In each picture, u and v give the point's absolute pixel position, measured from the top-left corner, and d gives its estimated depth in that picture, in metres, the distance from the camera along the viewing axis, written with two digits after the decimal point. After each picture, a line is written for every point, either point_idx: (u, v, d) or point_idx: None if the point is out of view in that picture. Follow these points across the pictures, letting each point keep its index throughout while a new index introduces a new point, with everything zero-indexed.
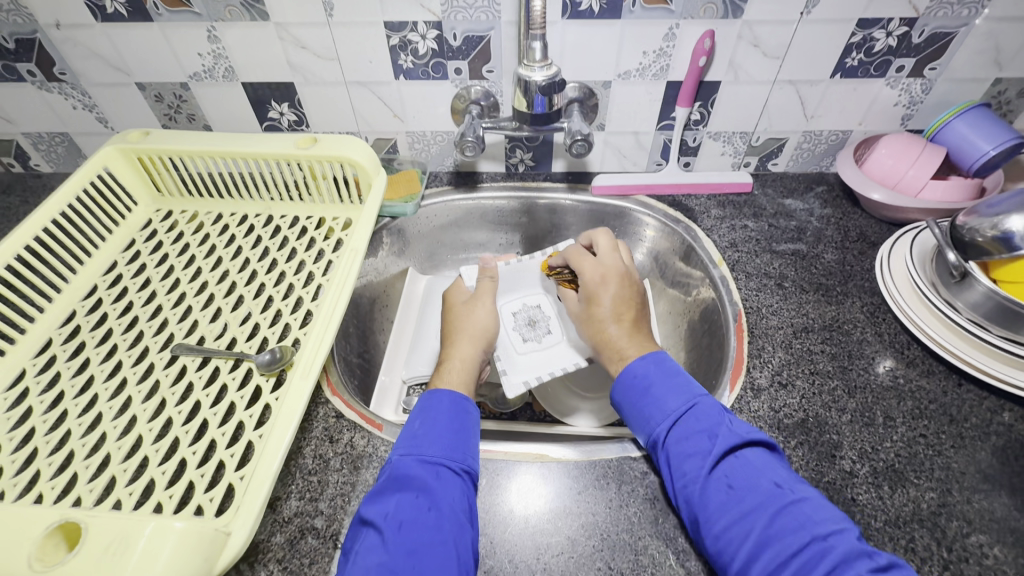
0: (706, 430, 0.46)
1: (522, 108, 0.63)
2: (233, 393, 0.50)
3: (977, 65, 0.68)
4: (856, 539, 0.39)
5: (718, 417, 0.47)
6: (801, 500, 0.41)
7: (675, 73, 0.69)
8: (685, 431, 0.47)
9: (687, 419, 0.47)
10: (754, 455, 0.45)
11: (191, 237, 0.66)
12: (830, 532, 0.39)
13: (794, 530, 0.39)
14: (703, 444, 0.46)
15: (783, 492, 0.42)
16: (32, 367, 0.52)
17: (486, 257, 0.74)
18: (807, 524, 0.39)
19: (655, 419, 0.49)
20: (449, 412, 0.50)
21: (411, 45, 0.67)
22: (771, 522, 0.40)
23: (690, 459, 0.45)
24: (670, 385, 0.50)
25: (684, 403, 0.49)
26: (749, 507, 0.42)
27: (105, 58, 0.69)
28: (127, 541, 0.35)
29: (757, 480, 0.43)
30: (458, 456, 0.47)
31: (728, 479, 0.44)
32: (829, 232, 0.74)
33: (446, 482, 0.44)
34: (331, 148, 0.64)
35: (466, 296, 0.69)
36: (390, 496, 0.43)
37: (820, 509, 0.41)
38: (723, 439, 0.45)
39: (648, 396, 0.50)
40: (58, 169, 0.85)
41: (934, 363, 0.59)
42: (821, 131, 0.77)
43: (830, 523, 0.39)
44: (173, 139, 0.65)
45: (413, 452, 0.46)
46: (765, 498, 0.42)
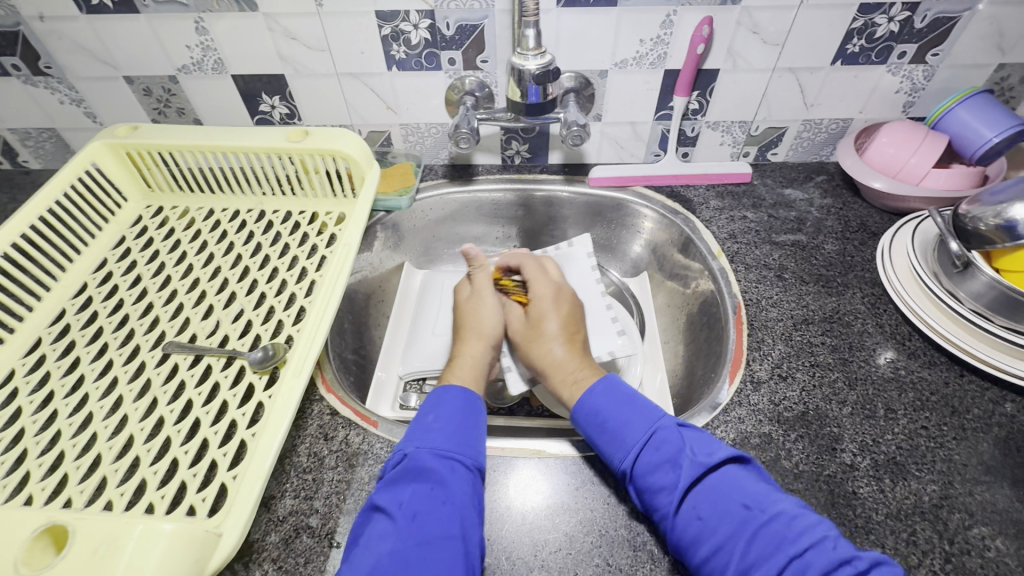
0: (669, 461, 0.45)
1: (516, 98, 0.62)
2: (225, 391, 0.50)
3: (981, 50, 0.67)
4: (832, 548, 0.38)
5: (679, 444, 0.46)
6: (771, 518, 0.40)
7: (672, 62, 0.68)
8: (648, 464, 0.46)
9: (647, 452, 0.46)
10: (721, 477, 0.44)
11: (182, 233, 0.65)
12: (806, 548, 0.38)
13: (772, 552, 0.39)
14: (667, 479, 0.44)
15: (752, 514, 0.41)
16: (22, 367, 0.51)
17: (468, 246, 0.69)
18: (783, 544, 0.39)
19: (618, 454, 0.48)
20: (464, 408, 0.50)
21: (403, 35, 0.65)
22: (748, 549, 0.40)
23: (660, 493, 0.44)
24: (626, 414, 0.50)
25: (644, 434, 0.48)
26: (722, 535, 0.41)
27: (91, 51, 0.68)
28: (116, 543, 0.34)
29: (725, 505, 0.42)
30: (472, 452, 0.46)
31: (698, 510, 0.42)
32: (830, 222, 0.73)
33: (460, 476, 0.44)
34: (323, 141, 0.63)
35: (469, 293, 0.68)
36: (405, 487, 0.42)
37: (793, 524, 0.40)
38: (687, 469, 0.44)
39: (606, 431, 0.49)
40: (47, 165, 0.84)
41: (935, 355, 0.58)
42: (821, 120, 0.76)
43: (808, 534, 0.39)
44: (163, 133, 0.64)
45: (426, 444, 0.45)
46: (738, 522, 0.41)
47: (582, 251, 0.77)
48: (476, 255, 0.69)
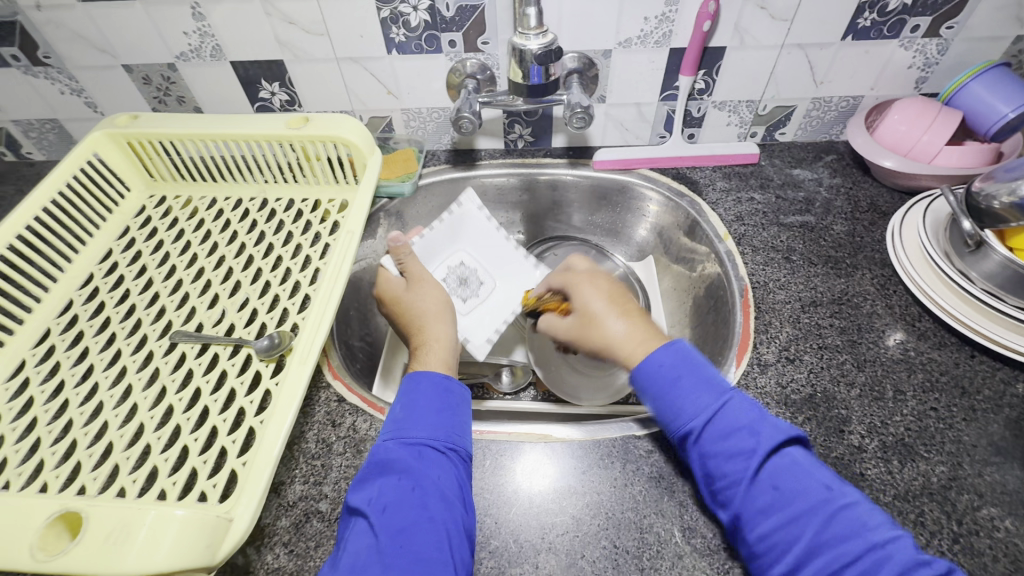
0: (747, 427, 0.43)
1: (518, 79, 0.60)
2: (233, 378, 0.50)
3: (996, 23, 0.65)
4: (911, 546, 0.37)
5: (757, 413, 0.44)
6: (850, 504, 0.39)
7: (678, 40, 0.67)
8: (723, 428, 0.44)
9: (724, 416, 0.44)
10: (801, 455, 0.43)
11: (185, 223, 0.65)
12: (886, 539, 0.37)
13: (849, 537, 0.38)
14: (746, 444, 0.42)
15: (833, 495, 0.40)
16: (32, 357, 0.52)
17: (394, 233, 0.63)
18: (863, 531, 0.38)
19: (686, 412, 0.45)
20: (428, 393, 0.49)
21: (402, 17, 0.64)
22: (823, 529, 0.38)
23: (733, 459, 0.42)
24: (698, 380, 0.46)
25: (717, 399, 0.45)
26: (798, 510, 0.40)
27: (89, 39, 0.67)
28: (128, 530, 0.35)
29: (805, 482, 0.41)
30: (443, 435, 0.46)
31: (774, 482, 0.41)
32: (839, 203, 0.72)
33: (430, 461, 0.44)
34: (324, 127, 0.62)
35: (404, 283, 0.64)
36: (373, 482, 0.42)
37: (871, 513, 0.39)
38: (766, 436, 0.43)
39: (676, 388, 0.46)
40: (50, 157, 0.84)
41: (945, 335, 0.57)
42: (830, 98, 0.74)
43: (886, 529, 0.38)
44: (163, 122, 0.64)
45: (395, 435, 0.45)
46: (816, 501, 0.40)
47: (473, 206, 0.74)
48: (403, 242, 0.63)
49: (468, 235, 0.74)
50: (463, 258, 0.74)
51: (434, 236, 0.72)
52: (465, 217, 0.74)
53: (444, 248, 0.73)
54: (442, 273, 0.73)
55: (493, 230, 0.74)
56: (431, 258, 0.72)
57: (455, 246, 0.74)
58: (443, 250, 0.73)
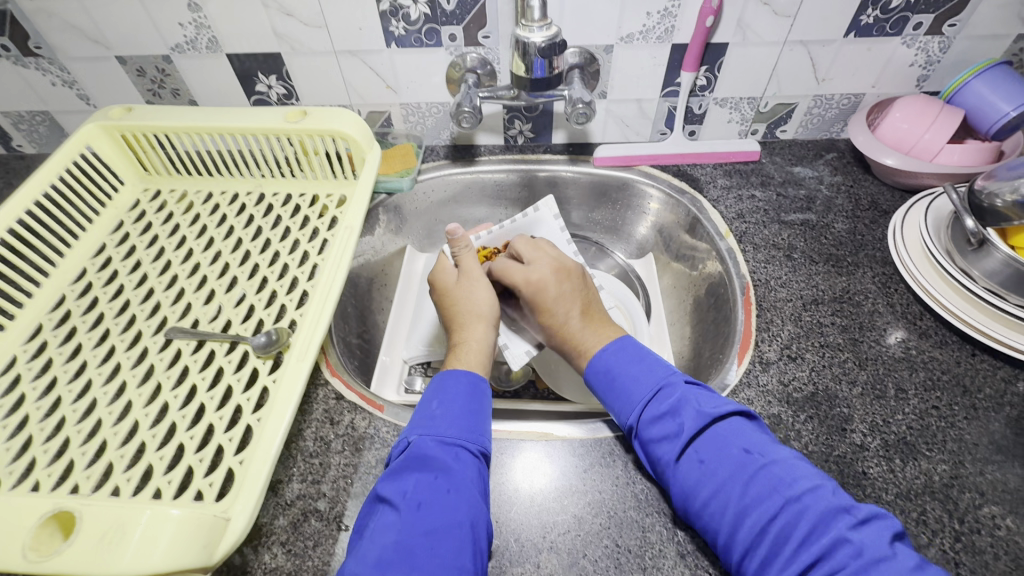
0: (671, 410, 0.45)
1: (521, 73, 0.60)
2: (230, 375, 0.49)
3: (999, 21, 0.64)
4: (830, 494, 0.38)
5: (685, 393, 0.46)
6: (771, 463, 0.40)
7: (680, 35, 0.66)
8: (652, 415, 0.45)
9: (653, 403, 0.46)
10: (725, 426, 0.43)
11: (180, 217, 0.64)
12: (804, 492, 0.38)
13: (769, 495, 0.39)
14: (670, 427, 0.44)
15: (752, 458, 0.41)
16: (24, 353, 0.51)
17: (453, 226, 0.62)
18: (780, 488, 0.39)
19: (626, 407, 0.47)
20: (466, 393, 0.48)
21: (402, 10, 0.63)
22: (746, 492, 0.39)
23: (661, 443, 0.44)
24: (634, 371, 0.49)
25: (651, 388, 0.47)
26: (722, 478, 0.41)
27: (82, 30, 0.66)
28: (124, 529, 0.35)
29: (724, 449, 0.42)
30: (476, 437, 0.45)
31: (699, 455, 0.42)
32: (840, 201, 0.72)
33: (465, 463, 0.43)
34: (322, 121, 0.61)
35: (457, 275, 0.63)
36: (409, 476, 0.41)
37: (792, 469, 0.40)
38: (691, 417, 0.44)
39: (615, 385, 0.49)
40: (42, 150, 0.83)
41: (947, 334, 0.57)
42: (832, 95, 0.74)
43: (805, 481, 0.39)
44: (158, 115, 0.63)
45: (430, 432, 0.45)
46: (736, 468, 0.41)
47: (549, 214, 0.70)
48: (462, 235, 0.63)
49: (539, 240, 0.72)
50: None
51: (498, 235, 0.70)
52: (540, 221, 0.71)
53: None
54: None
55: (564, 243, 0.69)
56: None
57: None
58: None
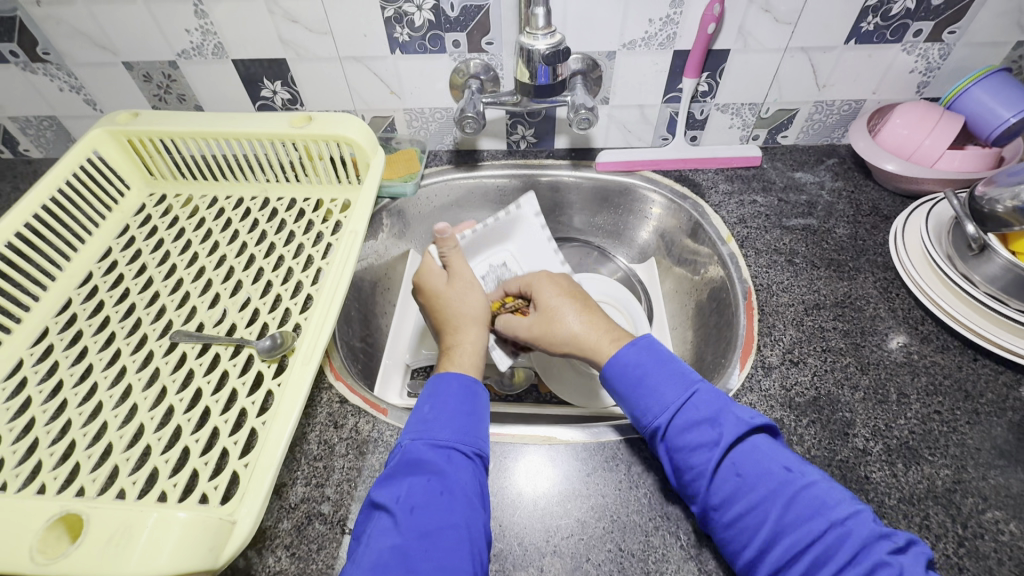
0: (709, 419, 0.44)
1: (524, 79, 0.60)
2: (234, 379, 0.49)
3: (998, 28, 0.65)
4: (870, 520, 0.38)
5: (720, 404, 0.45)
6: (811, 484, 0.40)
7: (682, 42, 0.67)
8: (687, 421, 0.45)
9: (688, 410, 0.45)
10: (764, 441, 0.43)
11: (185, 221, 0.64)
12: (847, 516, 0.38)
13: (811, 516, 0.39)
14: (709, 435, 0.44)
15: (793, 477, 0.41)
16: (30, 356, 0.51)
17: (440, 226, 0.64)
18: (822, 510, 0.39)
19: (653, 410, 0.46)
20: (458, 395, 0.48)
21: (406, 17, 0.64)
22: (784, 512, 0.39)
23: (696, 452, 0.43)
24: (662, 373, 0.48)
25: (682, 394, 0.46)
26: (759, 496, 0.41)
27: (90, 36, 0.66)
28: (131, 531, 0.35)
29: (765, 466, 0.42)
30: (470, 439, 0.45)
31: (736, 467, 0.42)
32: (841, 206, 0.72)
33: (458, 465, 0.43)
34: (326, 127, 0.61)
35: (446, 279, 0.63)
36: (402, 480, 0.42)
37: (831, 491, 0.40)
38: (730, 428, 0.44)
39: (642, 386, 0.48)
40: (48, 154, 0.83)
41: (948, 339, 0.57)
42: (833, 101, 0.74)
43: (844, 505, 0.39)
44: (164, 120, 0.63)
45: (423, 435, 0.45)
46: (776, 486, 0.41)
47: (531, 212, 0.73)
48: (450, 235, 0.64)
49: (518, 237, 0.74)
50: (507, 258, 0.74)
51: (481, 234, 0.72)
52: (520, 220, 0.73)
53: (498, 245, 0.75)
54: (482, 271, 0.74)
55: (545, 241, 0.73)
56: (480, 251, 0.74)
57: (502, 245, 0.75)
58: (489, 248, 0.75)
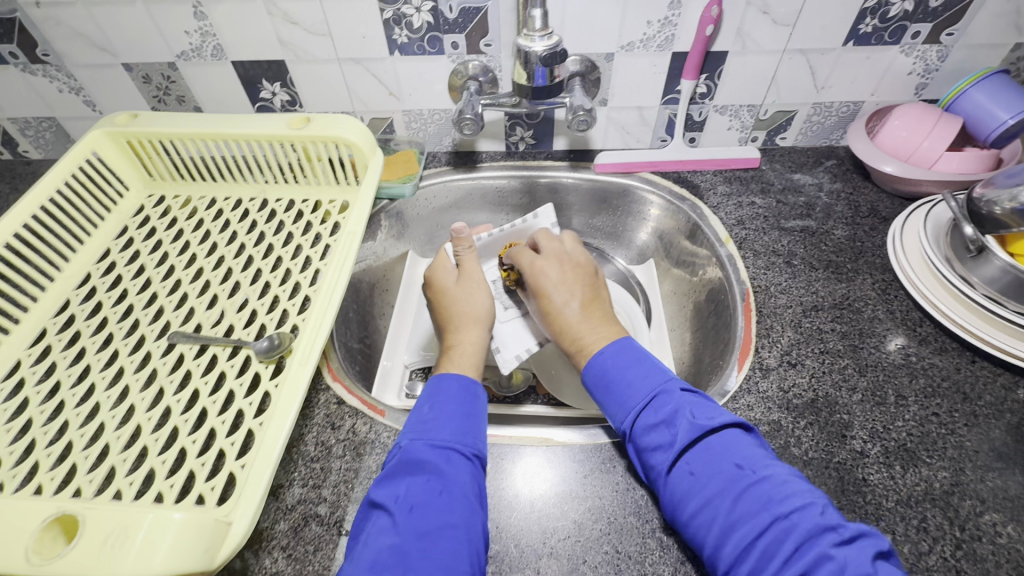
0: (666, 420, 0.45)
1: (522, 81, 0.60)
2: (232, 380, 0.49)
3: (997, 30, 0.65)
4: (818, 513, 0.37)
5: (678, 403, 0.45)
6: (762, 480, 0.40)
7: (680, 44, 0.67)
8: (647, 423, 0.45)
9: (648, 412, 0.46)
10: (718, 439, 0.43)
11: (184, 223, 0.65)
12: (793, 510, 0.37)
13: (758, 511, 0.38)
14: (665, 437, 0.44)
15: (744, 474, 0.40)
16: (28, 357, 0.51)
17: (458, 225, 0.66)
18: (769, 504, 0.38)
19: (620, 413, 0.47)
20: (458, 397, 0.48)
21: (405, 18, 0.64)
22: (734, 506, 0.39)
23: (656, 452, 0.44)
24: (629, 376, 0.49)
25: (646, 395, 0.47)
26: (711, 492, 0.40)
27: (90, 38, 0.67)
28: (127, 532, 0.35)
29: (717, 464, 0.42)
30: (468, 440, 0.45)
31: (690, 466, 0.42)
32: (840, 208, 0.72)
33: (457, 466, 0.43)
34: (324, 128, 0.62)
35: (456, 277, 0.63)
36: (400, 480, 0.42)
37: (783, 486, 0.39)
38: (685, 428, 0.43)
39: (610, 389, 0.49)
40: (48, 155, 0.83)
41: (947, 341, 0.57)
42: (832, 103, 0.74)
43: (795, 499, 0.38)
44: (162, 121, 0.63)
45: (422, 436, 0.45)
46: (727, 483, 0.40)
47: (547, 222, 0.72)
48: (466, 234, 0.65)
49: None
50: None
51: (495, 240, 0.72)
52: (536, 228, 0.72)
53: None
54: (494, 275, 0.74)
55: None
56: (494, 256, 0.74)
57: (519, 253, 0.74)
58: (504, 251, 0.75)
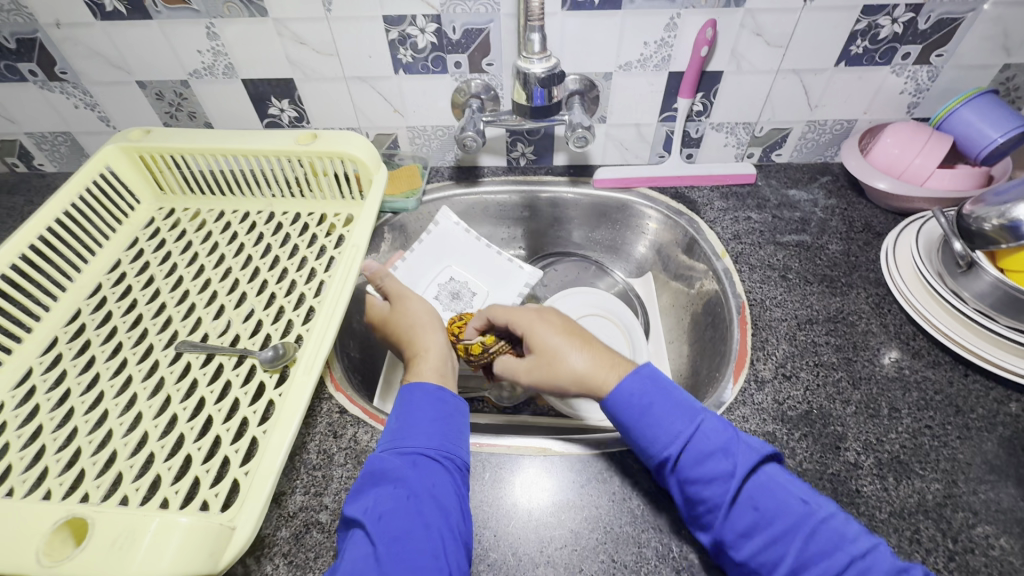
0: (721, 449, 0.44)
1: (522, 101, 0.62)
2: (237, 389, 0.51)
3: (985, 51, 0.67)
4: (890, 554, 0.39)
5: (729, 433, 0.46)
6: (828, 518, 0.41)
7: (676, 64, 0.69)
8: (699, 452, 0.44)
9: (698, 440, 0.45)
10: (774, 471, 0.44)
11: (193, 235, 0.66)
12: (865, 550, 0.39)
13: (831, 551, 0.39)
14: (723, 467, 0.43)
15: (811, 509, 0.41)
16: (39, 365, 0.53)
17: (366, 261, 0.66)
18: (842, 544, 0.39)
19: (661, 441, 0.46)
20: (423, 404, 0.49)
21: (410, 39, 0.66)
22: (806, 545, 0.40)
23: (711, 484, 0.43)
24: (667, 405, 0.47)
25: (690, 424, 0.46)
26: (778, 530, 0.41)
27: (105, 56, 0.69)
28: (132, 536, 0.36)
29: (782, 501, 0.42)
30: (436, 445, 0.46)
31: (754, 501, 0.42)
32: (834, 223, 0.73)
33: (422, 470, 0.44)
34: (330, 144, 0.63)
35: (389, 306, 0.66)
36: (368, 492, 0.42)
37: (848, 524, 0.41)
38: (743, 457, 0.44)
39: (648, 416, 0.47)
40: (61, 168, 0.86)
41: (940, 355, 0.58)
42: (825, 121, 0.76)
43: (862, 540, 0.40)
44: (175, 137, 0.65)
45: (390, 446, 0.46)
46: (797, 519, 0.41)
47: (451, 223, 0.79)
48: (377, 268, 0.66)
49: (452, 249, 0.79)
50: (450, 271, 0.78)
51: (414, 260, 0.77)
52: (446, 233, 0.79)
53: (436, 262, 0.78)
54: (433, 291, 0.77)
55: (476, 242, 0.79)
56: (419, 277, 0.76)
57: (441, 263, 0.78)
58: (430, 269, 0.77)
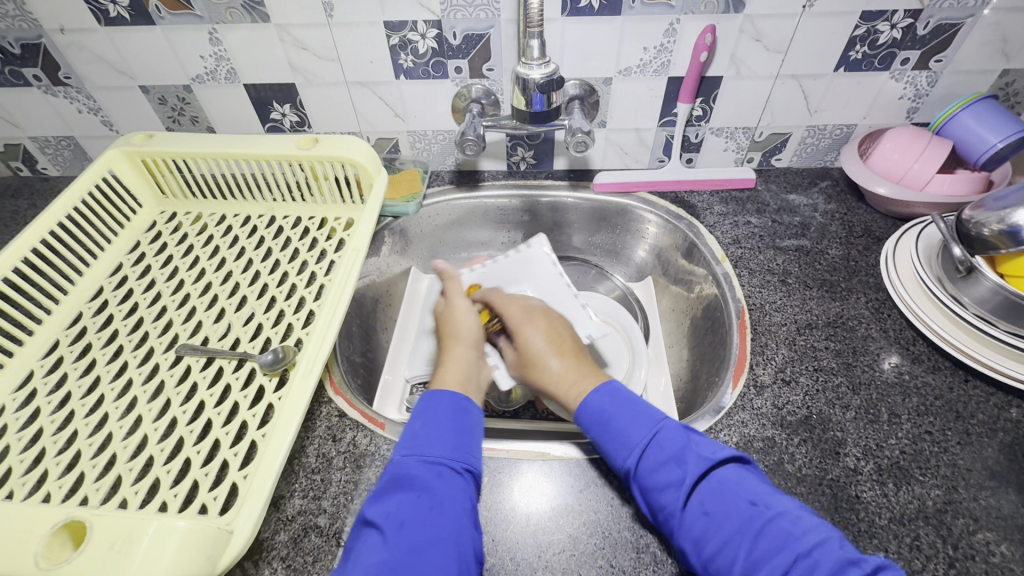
0: (675, 457, 0.45)
1: (521, 106, 0.62)
2: (236, 392, 0.51)
3: (985, 57, 0.67)
4: (839, 548, 0.37)
5: (684, 439, 0.46)
6: (777, 516, 0.40)
7: (676, 69, 0.69)
8: (654, 461, 0.45)
9: (653, 449, 0.45)
10: (726, 474, 0.43)
11: (195, 238, 0.67)
12: (812, 547, 0.37)
13: (779, 549, 0.38)
14: (675, 474, 0.44)
15: (759, 510, 0.41)
16: (40, 367, 0.53)
17: (441, 260, 0.68)
18: (790, 542, 0.38)
19: (621, 452, 0.47)
20: (451, 412, 0.49)
21: (411, 44, 0.67)
22: (753, 546, 0.39)
23: (665, 491, 0.43)
24: (626, 415, 0.48)
25: (648, 433, 0.47)
26: (729, 532, 0.40)
27: (109, 61, 0.69)
28: (131, 539, 0.36)
29: (730, 503, 0.42)
30: (460, 456, 0.46)
31: (704, 506, 0.42)
32: (834, 228, 0.73)
33: (447, 482, 0.44)
34: (331, 148, 0.64)
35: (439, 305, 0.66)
36: (391, 497, 0.42)
37: (798, 521, 0.39)
38: (693, 464, 0.44)
39: (610, 429, 0.48)
40: (65, 172, 0.86)
41: (940, 360, 0.58)
42: (825, 126, 0.76)
43: (811, 535, 0.38)
44: (177, 141, 0.66)
45: (415, 452, 0.46)
46: (742, 521, 0.40)
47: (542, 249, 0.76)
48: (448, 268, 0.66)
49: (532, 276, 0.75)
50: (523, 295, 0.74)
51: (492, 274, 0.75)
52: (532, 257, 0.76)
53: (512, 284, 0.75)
54: None
55: (557, 274, 0.74)
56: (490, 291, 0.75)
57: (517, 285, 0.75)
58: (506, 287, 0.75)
